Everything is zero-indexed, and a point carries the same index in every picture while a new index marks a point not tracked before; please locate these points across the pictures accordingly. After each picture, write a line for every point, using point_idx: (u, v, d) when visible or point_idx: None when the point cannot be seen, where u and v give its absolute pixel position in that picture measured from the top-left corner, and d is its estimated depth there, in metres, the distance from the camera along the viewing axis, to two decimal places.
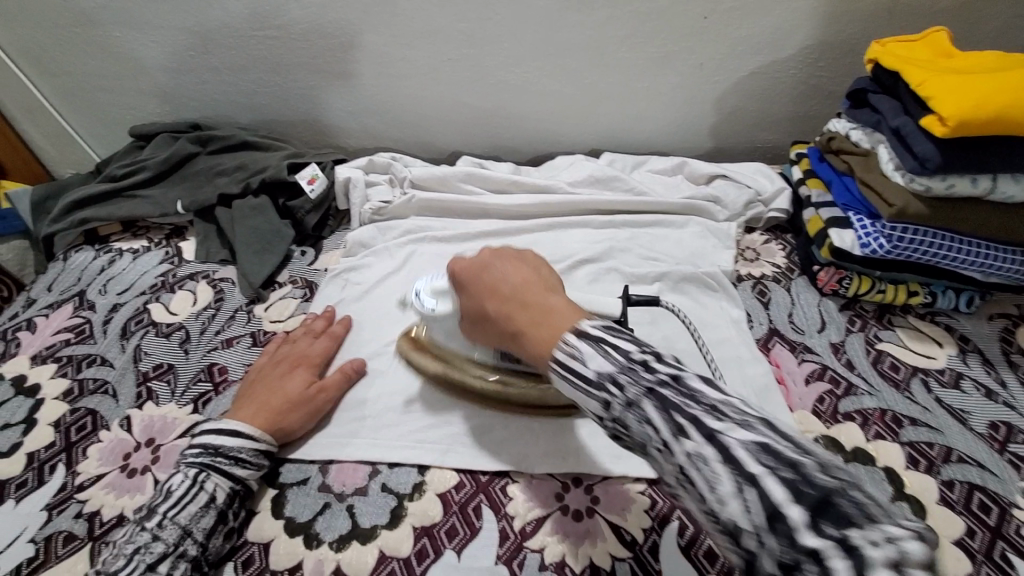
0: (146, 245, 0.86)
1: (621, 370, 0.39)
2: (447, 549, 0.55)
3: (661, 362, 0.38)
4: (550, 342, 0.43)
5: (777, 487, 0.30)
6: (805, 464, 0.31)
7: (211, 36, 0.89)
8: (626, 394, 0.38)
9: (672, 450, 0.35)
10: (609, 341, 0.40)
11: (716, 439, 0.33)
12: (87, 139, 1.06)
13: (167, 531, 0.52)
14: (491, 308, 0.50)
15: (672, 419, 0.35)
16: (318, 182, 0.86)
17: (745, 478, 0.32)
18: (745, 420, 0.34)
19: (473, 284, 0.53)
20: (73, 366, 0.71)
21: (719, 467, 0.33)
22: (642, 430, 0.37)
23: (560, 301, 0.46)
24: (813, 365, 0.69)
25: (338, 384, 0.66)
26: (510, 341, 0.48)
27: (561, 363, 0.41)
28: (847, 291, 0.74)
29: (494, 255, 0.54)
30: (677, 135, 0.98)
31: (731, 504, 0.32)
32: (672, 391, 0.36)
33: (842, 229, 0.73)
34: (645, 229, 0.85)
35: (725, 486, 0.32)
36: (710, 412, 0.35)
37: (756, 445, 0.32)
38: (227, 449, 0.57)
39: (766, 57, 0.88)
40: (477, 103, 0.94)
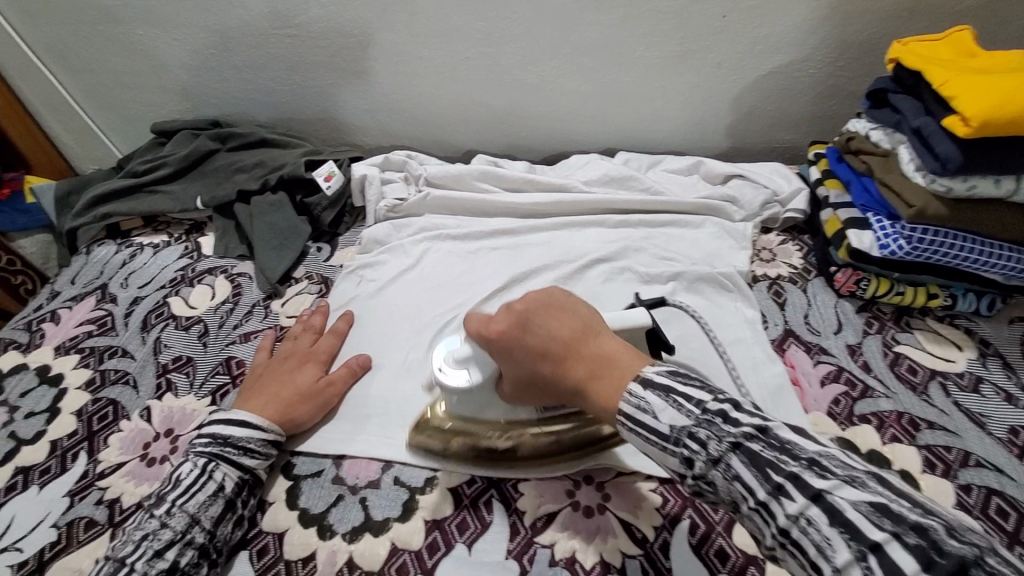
0: (167, 240, 0.87)
1: (698, 425, 0.40)
2: (458, 543, 0.55)
3: (739, 415, 0.40)
4: (616, 395, 0.45)
5: (903, 553, 0.30)
6: (929, 526, 0.31)
7: (232, 35, 0.90)
8: (710, 450, 0.39)
9: (772, 510, 0.36)
10: (680, 393, 0.42)
11: (820, 498, 0.34)
12: (111, 135, 1.08)
13: (176, 518, 0.52)
14: (545, 369, 0.49)
15: (766, 475, 0.36)
16: (335, 179, 0.87)
17: (865, 545, 0.31)
18: (851, 477, 0.35)
19: (513, 348, 0.50)
20: (95, 357, 0.73)
21: (830, 527, 0.33)
22: (733, 487, 0.38)
23: (614, 345, 0.48)
24: (829, 366, 0.68)
25: (345, 379, 0.67)
26: (572, 397, 0.49)
27: (629, 416, 0.43)
28: (865, 292, 0.74)
29: (527, 309, 0.50)
30: (694, 134, 0.98)
31: (850, 571, 0.31)
32: (761, 445, 0.38)
33: (861, 230, 0.72)
34: (660, 228, 0.84)
35: (840, 551, 0.32)
36: (809, 469, 0.35)
37: (869, 505, 0.32)
38: (235, 439, 0.58)
39: (785, 56, 0.87)
40: (493, 101, 0.95)
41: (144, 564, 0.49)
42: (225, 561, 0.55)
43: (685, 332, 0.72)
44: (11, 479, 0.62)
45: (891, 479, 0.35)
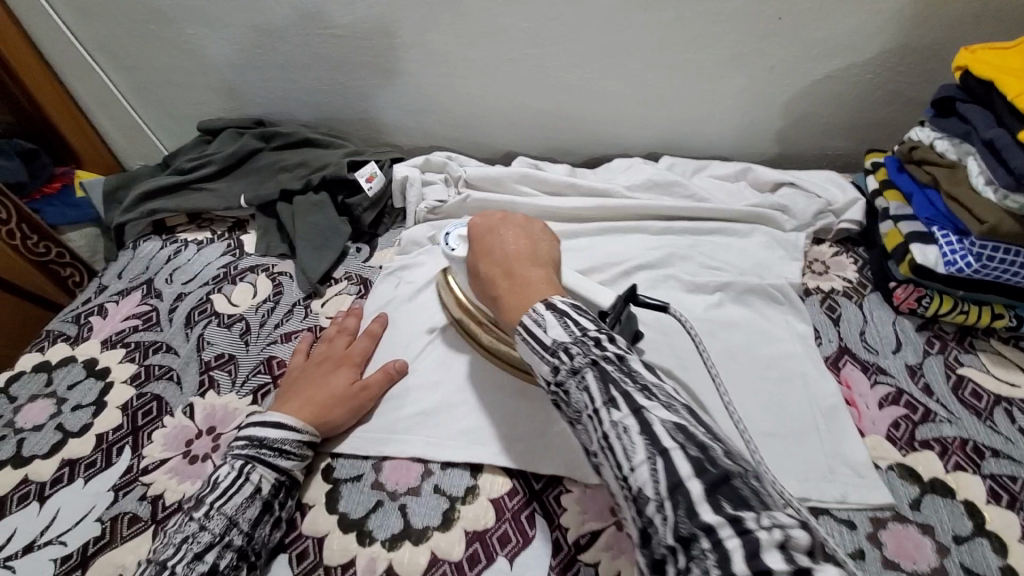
0: (210, 237, 0.88)
1: (575, 343, 0.43)
2: (499, 556, 0.54)
3: (612, 342, 0.43)
4: (520, 306, 0.49)
5: (683, 461, 0.35)
6: (712, 449, 0.36)
7: (278, 34, 0.91)
8: (573, 362, 0.42)
9: (601, 418, 0.40)
10: (572, 316, 0.45)
11: (640, 413, 0.38)
12: (156, 132, 1.10)
13: (214, 520, 0.52)
14: (482, 267, 0.57)
15: (607, 390, 0.40)
16: (376, 180, 0.87)
17: (657, 450, 0.36)
18: (669, 404, 0.39)
19: (474, 247, 0.59)
20: (140, 352, 0.74)
21: (640, 437, 0.37)
22: (581, 398, 0.42)
23: (542, 275, 0.53)
24: (887, 387, 0.65)
25: (380, 382, 0.66)
26: (489, 299, 0.55)
27: (525, 327, 0.46)
28: (926, 311, 0.70)
29: (499, 224, 0.60)
30: (741, 140, 0.95)
31: (641, 469, 0.36)
32: (613, 367, 0.41)
33: (925, 245, 0.68)
34: (706, 236, 0.82)
35: (638, 455, 0.37)
36: (641, 391, 0.39)
37: (673, 423, 0.37)
38: (270, 440, 0.57)
39: (842, 60, 0.83)
40: (536, 103, 0.93)
41: (185, 567, 0.49)
42: (263, 562, 0.55)
43: (732, 344, 0.69)
44: (58, 471, 0.63)
45: (700, 414, 0.40)
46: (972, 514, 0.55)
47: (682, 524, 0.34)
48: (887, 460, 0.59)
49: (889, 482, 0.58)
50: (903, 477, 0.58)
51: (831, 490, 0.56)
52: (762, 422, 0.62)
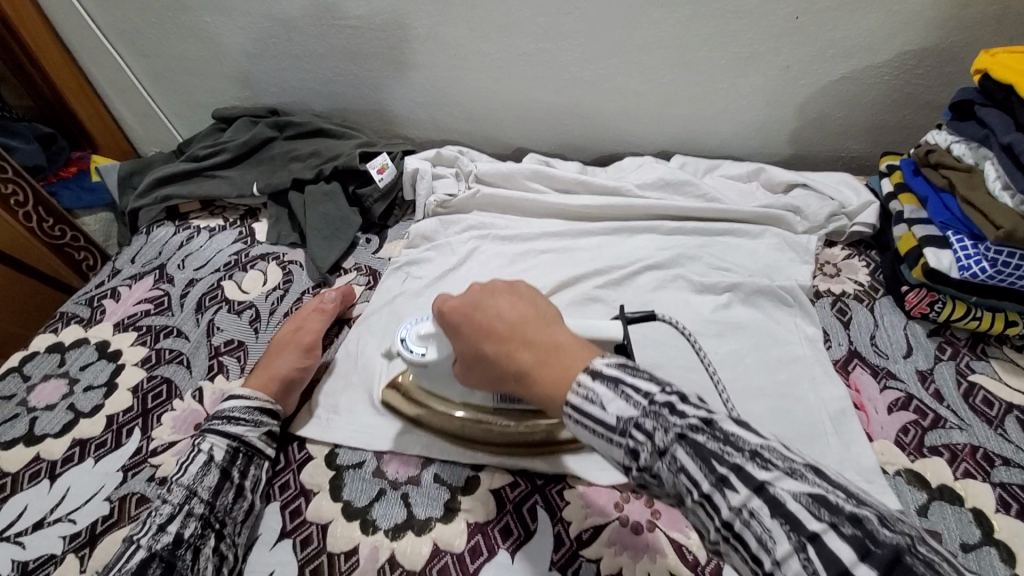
0: (222, 224, 0.89)
1: (646, 415, 0.38)
2: (501, 549, 0.54)
3: (687, 405, 0.38)
4: (564, 383, 0.41)
5: (842, 544, 0.30)
6: (864, 517, 0.31)
7: (294, 24, 0.91)
8: (657, 443, 0.37)
9: (715, 504, 0.34)
10: (627, 382, 0.39)
11: (764, 491, 0.33)
12: (172, 119, 1.11)
13: (174, 492, 0.54)
14: (485, 351, 0.47)
15: (711, 468, 0.35)
16: (388, 171, 0.87)
17: (805, 536, 0.31)
18: (791, 468, 0.34)
19: (464, 322, 0.49)
20: (151, 336, 0.75)
21: (772, 520, 0.32)
22: (677, 482, 0.36)
23: (568, 336, 0.45)
24: (897, 393, 0.65)
25: (316, 324, 0.72)
26: (508, 384, 0.46)
27: (575, 408, 0.40)
28: (938, 316, 0.69)
29: (483, 289, 0.50)
30: (755, 139, 0.94)
31: (789, 563, 0.31)
32: (706, 437, 0.36)
33: (939, 249, 0.67)
34: (717, 236, 0.81)
35: (781, 544, 0.31)
36: (752, 460, 0.34)
37: (810, 497, 0.32)
38: (220, 411, 0.61)
39: (860, 61, 0.82)
40: (549, 98, 0.93)
41: (149, 539, 0.51)
42: (240, 532, 0.56)
43: (740, 345, 0.69)
44: (68, 450, 0.64)
45: (826, 468, 0.35)
46: (979, 522, 0.54)
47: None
48: (894, 466, 0.59)
49: (895, 488, 0.57)
50: (910, 483, 0.58)
51: None
52: (768, 425, 0.62)
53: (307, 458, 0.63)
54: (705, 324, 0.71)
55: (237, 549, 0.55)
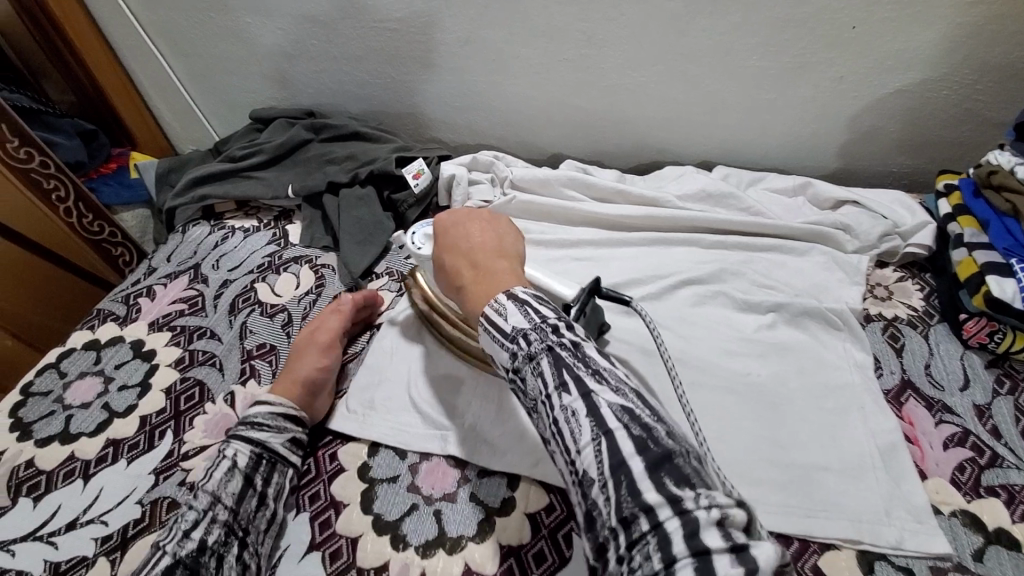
0: (256, 225, 0.89)
1: (534, 329, 0.43)
2: (533, 574, 0.53)
3: (570, 330, 0.43)
4: (483, 297, 0.48)
5: (627, 441, 0.37)
6: (656, 429, 0.38)
7: (333, 25, 0.90)
8: (530, 349, 0.42)
9: (553, 401, 0.40)
10: (533, 304, 0.45)
11: (590, 398, 0.39)
12: (209, 117, 1.12)
13: (198, 497, 0.54)
14: (446, 261, 0.55)
15: (561, 374, 0.41)
16: (424, 177, 0.86)
17: (602, 430, 0.38)
18: (619, 387, 0.40)
19: (440, 236, 0.57)
20: (185, 336, 0.75)
21: (587, 420, 0.38)
22: (536, 382, 0.42)
23: (506, 267, 0.51)
24: (953, 427, 0.61)
25: (335, 324, 0.71)
26: (452, 291, 0.53)
27: (486, 315, 0.46)
28: (998, 347, 0.65)
29: (468, 215, 0.58)
30: (801, 152, 0.90)
31: (587, 451, 0.38)
32: (568, 353, 0.41)
33: (1003, 278, 0.64)
34: (761, 253, 0.78)
35: (585, 437, 0.38)
36: (593, 375, 0.40)
37: (621, 407, 0.39)
38: (244, 417, 0.61)
39: (920, 74, 0.78)
40: (588, 105, 0.91)
41: (175, 545, 0.51)
42: (264, 541, 0.56)
43: (785, 369, 0.66)
44: (102, 450, 0.64)
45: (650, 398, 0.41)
46: None
47: (625, 501, 0.36)
48: (950, 506, 0.56)
49: (950, 530, 0.54)
50: (967, 525, 0.54)
51: (886, 534, 0.53)
52: (814, 455, 0.59)
53: (339, 470, 0.62)
54: (748, 345, 0.69)
55: (260, 558, 0.55)
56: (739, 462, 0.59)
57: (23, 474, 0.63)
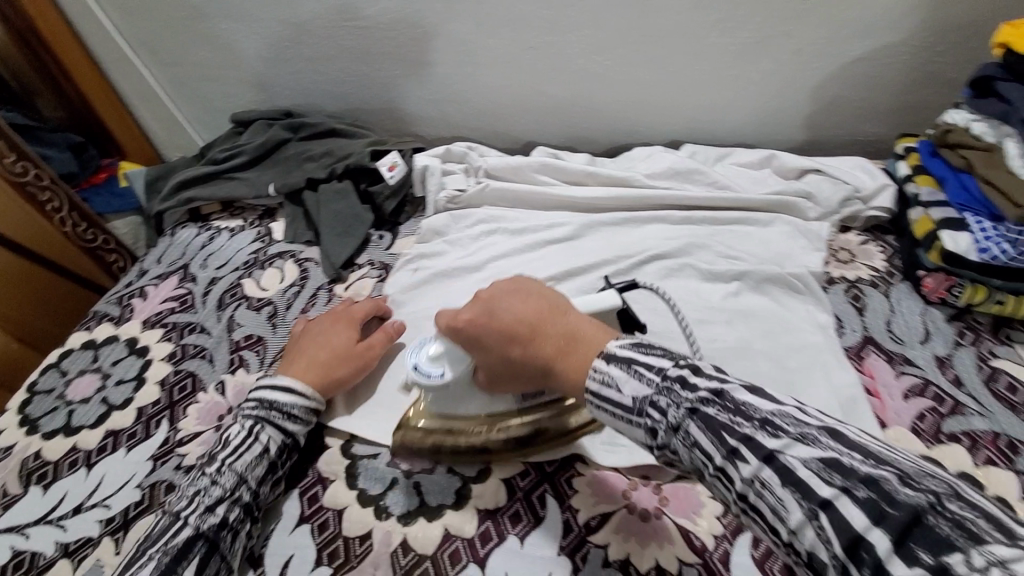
0: (242, 224, 0.92)
1: (659, 393, 0.40)
2: (510, 534, 0.56)
3: (698, 379, 0.39)
4: (582, 370, 0.44)
5: (854, 509, 0.30)
6: (880, 479, 0.31)
7: (306, 28, 0.94)
8: (670, 418, 0.39)
9: (729, 476, 0.35)
10: (640, 363, 0.41)
11: (775, 459, 0.34)
12: (192, 125, 1.15)
13: (224, 476, 0.56)
14: (512, 351, 0.49)
15: (721, 439, 0.36)
16: (398, 169, 0.88)
17: (816, 502, 0.32)
18: (804, 434, 0.35)
19: (481, 329, 0.51)
20: (176, 332, 0.78)
21: (784, 489, 0.33)
22: (693, 455, 0.38)
23: (580, 322, 0.47)
24: (914, 378, 0.63)
25: (381, 342, 0.69)
26: (542, 377, 0.49)
27: (594, 392, 0.43)
28: (958, 299, 0.67)
29: (494, 293, 0.52)
30: (767, 125, 0.92)
31: (803, 531, 0.32)
32: (715, 409, 0.37)
33: (957, 232, 0.65)
34: (727, 225, 0.81)
35: (794, 513, 0.32)
36: (763, 429, 0.35)
37: (821, 462, 0.33)
38: (280, 404, 0.61)
39: (875, 42, 0.80)
40: (557, 91, 0.93)
41: (197, 518, 0.54)
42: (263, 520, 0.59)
43: (750, 333, 0.68)
44: (103, 441, 0.68)
45: (841, 429, 0.35)
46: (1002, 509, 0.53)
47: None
48: (911, 452, 0.58)
49: None
50: None
51: None
52: None
53: (324, 446, 0.65)
54: (713, 312, 0.71)
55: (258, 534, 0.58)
56: None
57: (31, 465, 0.66)
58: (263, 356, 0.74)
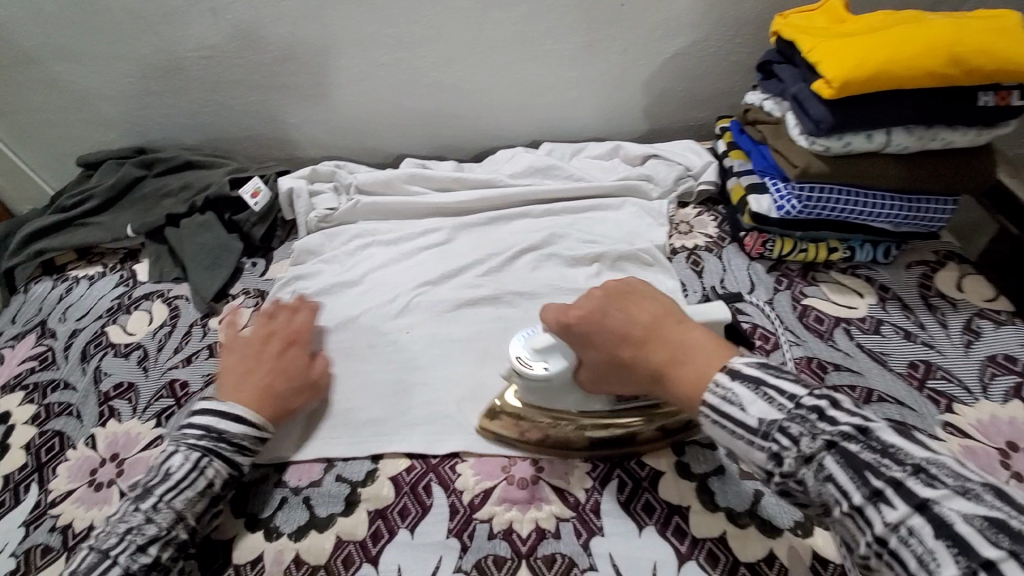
0: (102, 270, 0.88)
1: (792, 421, 0.43)
2: (401, 528, 0.58)
3: (837, 413, 0.42)
4: (703, 385, 0.47)
5: (1019, 574, 0.31)
6: None
7: (152, 64, 0.92)
8: (804, 450, 0.42)
9: (872, 518, 0.38)
10: (773, 386, 0.45)
11: (928, 508, 0.36)
12: (40, 174, 1.08)
13: (161, 514, 0.53)
14: (622, 354, 0.53)
15: (867, 479, 0.39)
16: (261, 194, 0.89)
17: (976, 561, 0.33)
18: (964, 487, 0.36)
19: (598, 329, 0.54)
20: (38, 393, 0.73)
21: (936, 539, 0.35)
22: (827, 489, 0.41)
23: (698, 336, 0.50)
24: (744, 324, 0.72)
25: (323, 365, 0.69)
26: (649, 382, 0.52)
27: (714, 407, 0.46)
28: (773, 253, 0.77)
29: (610, 296, 0.55)
30: (613, 120, 1.02)
31: None
32: (859, 447, 0.40)
33: (760, 195, 0.76)
34: (585, 213, 0.88)
35: (947, 567, 0.34)
36: (915, 476, 0.38)
37: (983, 519, 0.34)
38: (228, 434, 0.58)
39: (687, 38, 0.92)
40: (417, 105, 0.97)
41: (127, 557, 0.50)
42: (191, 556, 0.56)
43: None
44: None
45: (1006, 489, 0.36)
46: None
47: None
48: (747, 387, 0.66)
49: None
50: None
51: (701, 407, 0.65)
52: None
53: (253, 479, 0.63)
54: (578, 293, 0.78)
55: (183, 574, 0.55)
56: None
57: None
58: (134, 401, 0.71)
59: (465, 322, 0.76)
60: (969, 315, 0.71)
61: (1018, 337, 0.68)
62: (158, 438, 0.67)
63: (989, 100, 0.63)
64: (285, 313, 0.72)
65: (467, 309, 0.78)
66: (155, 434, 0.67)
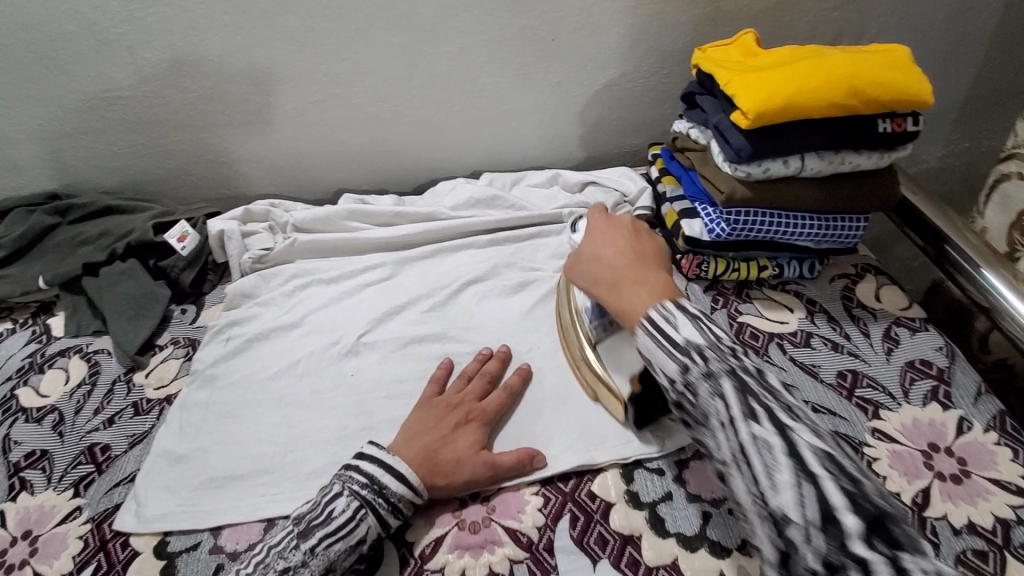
0: (11, 327, 0.81)
1: (710, 347, 0.48)
2: None
3: (746, 357, 0.49)
4: (648, 301, 0.54)
5: (835, 491, 0.40)
6: (861, 483, 0.41)
7: (63, 104, 0.86)
8: (711, 368, 0.47)
9: (740, 430, 0.45)
10: (703, 321, 0.50)
11: (787, 435, 0.43)
12: None
13: (316, 560, 0.52)
14: (606, 258, 0.61)
15: (753, 405, 0.45)
16: (189, 239, 0.85)
17: (807, 476, 0.41)
18: (814, 429, 0.45)
19: (602, 238, 0.64)
20: None
21: (786, 458, 0.42)
22: (712, 403, 0.47)
23: (666, 278, 0.57)
24: None
25: (509, 462, 0.61)
26: (607, 289, 0.59)
27: (652, 322, 0.51)
28: (708, 273, 0.80)
29: (624, 222, 0.65)
30: (551, 148, 1.04)
31: (787, 490, 0.41)
32: (755, 382, 0.47)
33: (692, 219, 0.79)
34: (527, 242, 0.89)
35: (783, 475, 0.42)
36: (786, 412, 0.45)
37: (822, 452, 0.43)
38: (388, 491, 0.56)
39: (617, 70, 0.95)
40: (353, 140, 0.96)
41: None
42: None
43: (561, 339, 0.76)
44: None
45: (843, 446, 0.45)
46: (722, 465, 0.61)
47: (828, 551, 0.39)
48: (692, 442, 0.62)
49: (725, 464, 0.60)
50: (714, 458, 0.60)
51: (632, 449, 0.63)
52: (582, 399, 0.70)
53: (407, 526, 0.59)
54: (525, 322, 0.78)
55: None
56: (522, 427, 0.67)
57: None
58: (47, 471, 0.65)
59: (413, 361, 0.74)
60: (888, 323, 0.76)
61: (932, 342, 0.73)
62: (76, 510, 0.61)
63: (887, 126, 0.68)
64: (482, 377, 0.68)
65: (413, 347, 0.76)
66: (74, 506, 0.62)
